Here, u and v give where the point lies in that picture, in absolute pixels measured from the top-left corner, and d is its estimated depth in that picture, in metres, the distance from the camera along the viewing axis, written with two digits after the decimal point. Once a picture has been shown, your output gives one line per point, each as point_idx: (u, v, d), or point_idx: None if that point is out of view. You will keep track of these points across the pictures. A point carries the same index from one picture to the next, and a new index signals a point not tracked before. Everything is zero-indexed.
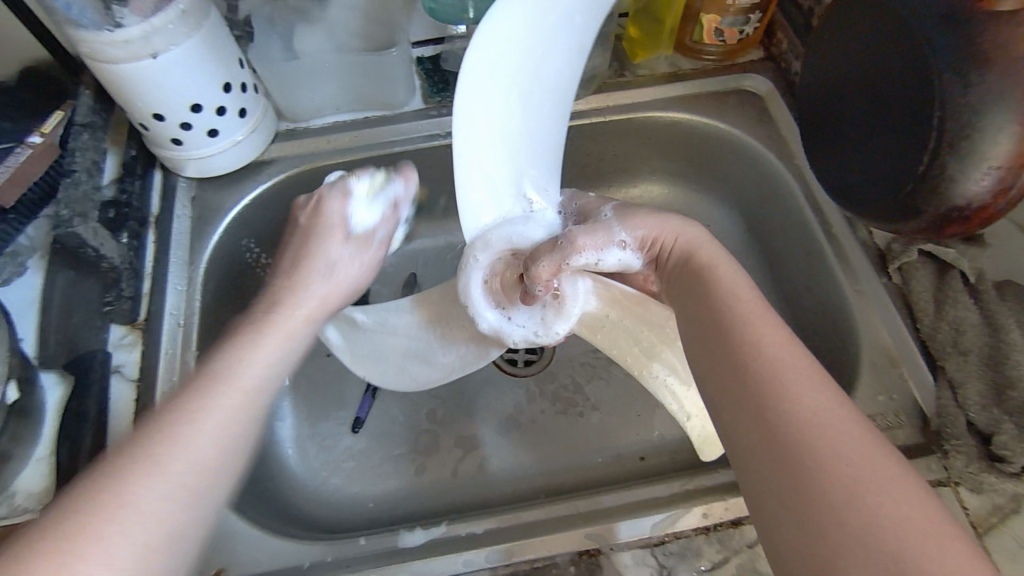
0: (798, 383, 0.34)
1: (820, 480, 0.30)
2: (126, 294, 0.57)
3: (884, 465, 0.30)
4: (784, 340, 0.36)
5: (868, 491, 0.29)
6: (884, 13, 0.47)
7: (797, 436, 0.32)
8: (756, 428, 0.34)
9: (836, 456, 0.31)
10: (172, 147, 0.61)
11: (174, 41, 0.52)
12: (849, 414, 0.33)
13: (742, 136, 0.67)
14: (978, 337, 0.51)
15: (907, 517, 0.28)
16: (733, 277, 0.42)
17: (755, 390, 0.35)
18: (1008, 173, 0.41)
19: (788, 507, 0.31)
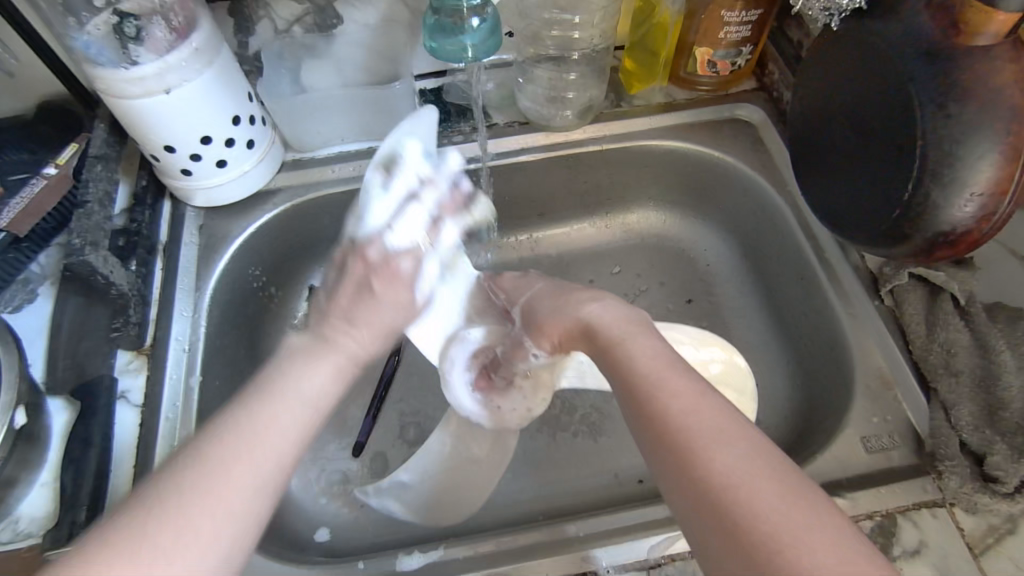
0: (710, 436, 0.36)
1: (745, 536, 0.32)
2: (132, 320, 0.58)
3: (797, 508, 0.33)
4: (692, 401, 0.38)
5: (787, 537, 0.31)
6: (863, 48, 0.49)
7: (718, 493, 0.34)
8: (685, 489, 0.35)
9: (753, 510, 0.32)
10: (182, 177, 0.63)
11: (187, 77, 0.55)
12: (753, 456, 0.35)
13: (735, 164, 0.69)
14: (970, 359, 0.52)
15: (826, 561, 0.31)
16: (648, 343, 0.43)
17: (674, 448, 0.36)
18: (991, 200, 0.43)
19: (727, 564, 0.32)
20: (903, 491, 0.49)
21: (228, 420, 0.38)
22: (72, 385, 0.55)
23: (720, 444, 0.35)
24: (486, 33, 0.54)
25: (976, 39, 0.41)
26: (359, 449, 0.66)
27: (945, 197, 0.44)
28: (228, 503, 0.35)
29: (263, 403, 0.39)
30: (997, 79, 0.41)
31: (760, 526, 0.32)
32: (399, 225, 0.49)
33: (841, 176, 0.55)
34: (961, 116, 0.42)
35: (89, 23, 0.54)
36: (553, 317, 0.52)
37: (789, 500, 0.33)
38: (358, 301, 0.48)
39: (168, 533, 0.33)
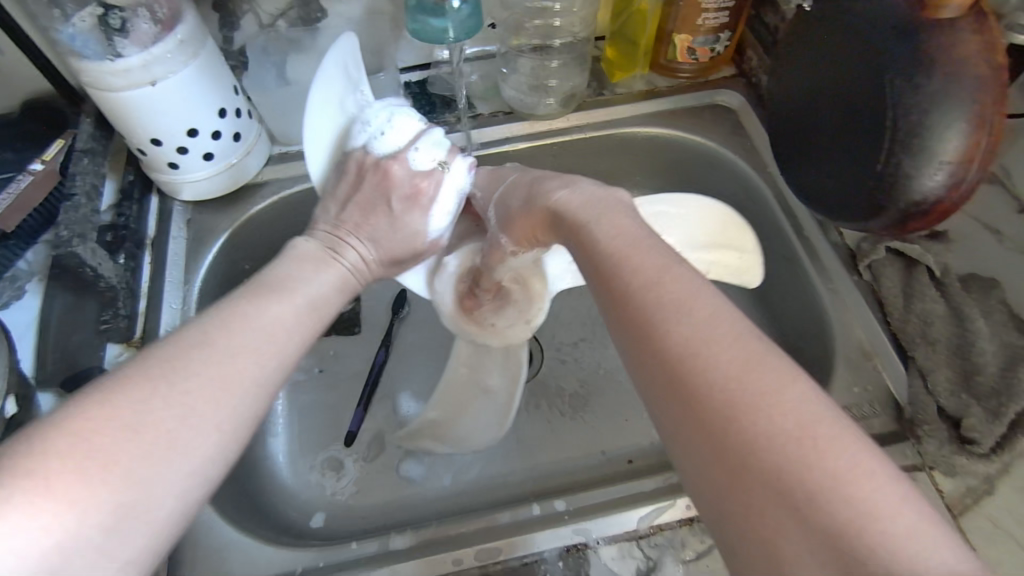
0: (707, 336, 0.30)
1: (754, 444, 0.27)
2: (122, 313, 0.59)
3: (816, 413, 0.27)
4: (661, 274, 0.34)
5: (749, 402, 0.28)
6: (836, 24, 0.51)
7: (677, 365, 0.30)
8: (647, 363, 0.32)
9: (708, 376, 0.29)
10: (169, 171, 0.63)
11: (172, 69, 0.55)
12: (716, 322, 0.31)
13: (716, 147, 0.70)
14: (946, 328, 0.53)
15: (782, 427, 0.27)
16: (624, 231, 0.40)
17: (637, 327, 0.33)
18: (959, 168, 0.44)
19: (688, 442, 0.29)
20: (884, 457, 0.51)
21: (161, 359, 0.33)
22: (62, 378, 0.55)
23: (717, 343, 0.30)
24: (465, 15, 0.55)
25: (942, 12, 0.42)
26: (350, 439, 0.66)
27: (917, 167, 0.46)
28: (158, 457, 0.30)
29: (222, 346, 0.36)
30: (962, 50, 0.42)
31: (720, 397, 0.28)
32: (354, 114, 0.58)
33: (818, 153, 0.56)
34: (929, 87, 0.43)
35: (74, 15, 0.54)
36: (523, 208, 0.52)
37: (746, 366, 0.29)
38: (378, 220, 0.55)
39: (90, 490, 0.28)
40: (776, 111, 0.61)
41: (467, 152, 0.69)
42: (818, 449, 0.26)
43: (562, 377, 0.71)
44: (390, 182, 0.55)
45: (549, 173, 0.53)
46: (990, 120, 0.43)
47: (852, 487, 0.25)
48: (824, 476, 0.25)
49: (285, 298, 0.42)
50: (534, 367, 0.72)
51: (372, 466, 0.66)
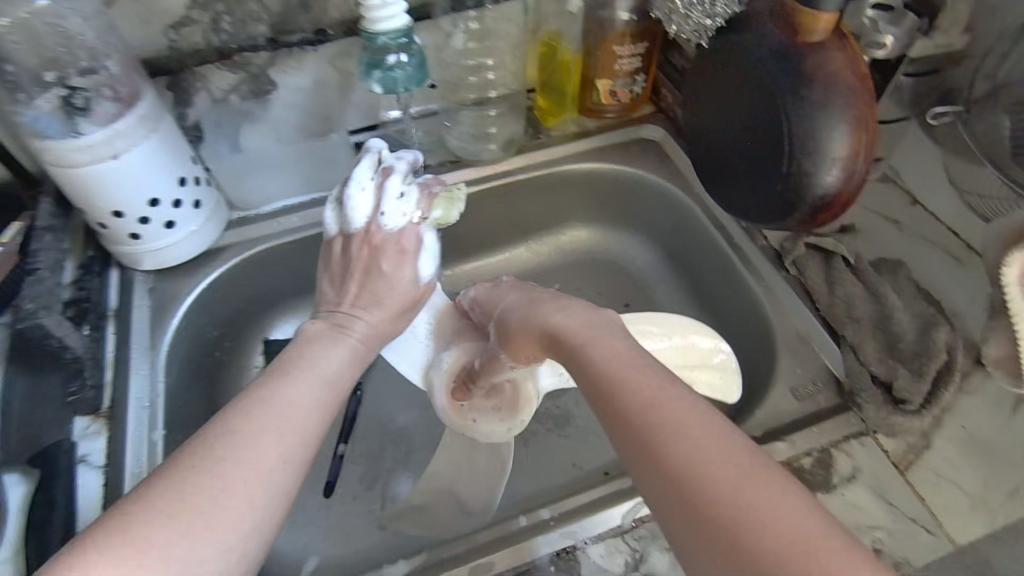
0: (695, 441, 0.33)
1: (759, 545, 0.29)
2: (89, 383, 0.60)
3: (811, 524, 0.30)
4: (653, 383, 0.38)
5: (761, 514, 0.30)
6: (730, 57, 0.59)
7: (680, 481, 0.32)
8: (652, 475, 0.34)
9: (713, 492, 0.31)
10: (130, 242, 0.65)
11: (134, 142, 0.58)
12: (715, 438, 0.33)
13: (645, 175, 0.77)
14: (867, 306, 0.60)
15: (790, 537, 0.29)
16: (607, 344, 0.44)
17: (637, 439, 0.35)
18: (849, 163, 0.52)
19: (690, 541, 0.31)
20: (833, 426, 0.55)
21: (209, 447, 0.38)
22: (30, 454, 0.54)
23: (707, 439, 0.33)
24: (415, 66, 0.59)
25: (811, 36, 0.51)
26: (328, 488, 0.68)
27: (816, 167, 0.53)
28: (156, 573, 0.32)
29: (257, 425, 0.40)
30: (832, 65, 0.51)
31: (731, 507, 0.30)
32: (359, 207, 0.59)
33: (732, 167, 0.63)
34: (812, 98, 0.52)
35: (36, 99, 0.56)
36: (519, 328, 0.54)
37: (746, 484, 0.31)
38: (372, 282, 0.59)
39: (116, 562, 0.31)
40: (696, 140, 0.69)
41: None
42: (811, 552, 0.28)
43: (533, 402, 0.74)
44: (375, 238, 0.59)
45: (543, 294, 0.56)
46: (865, 120, 0.51)
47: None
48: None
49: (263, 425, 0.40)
50: None
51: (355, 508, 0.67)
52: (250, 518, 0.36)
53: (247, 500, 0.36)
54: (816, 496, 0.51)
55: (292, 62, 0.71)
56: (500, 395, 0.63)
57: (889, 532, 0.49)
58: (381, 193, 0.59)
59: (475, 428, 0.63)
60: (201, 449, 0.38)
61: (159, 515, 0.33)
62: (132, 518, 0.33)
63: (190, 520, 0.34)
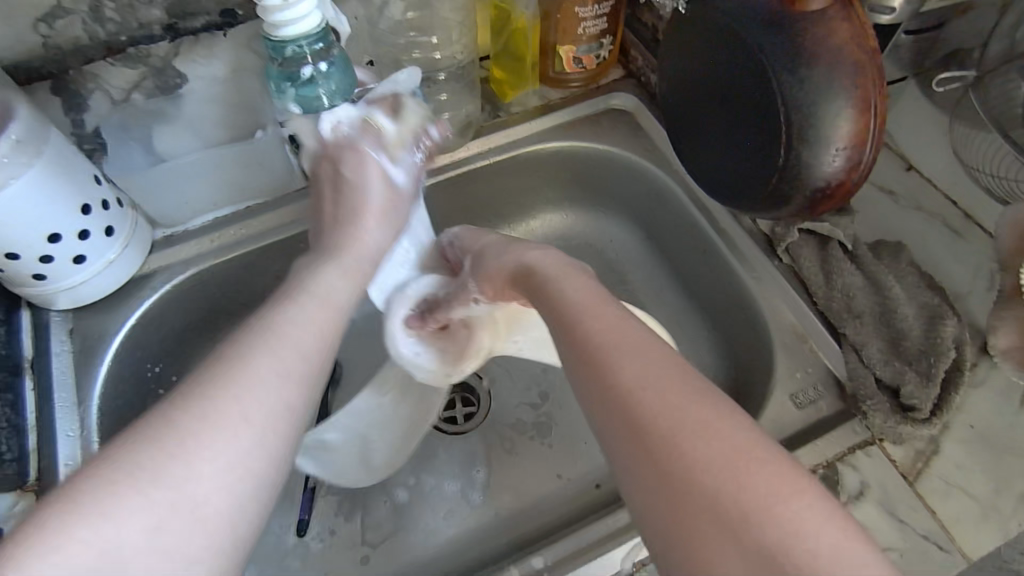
0: (646, 372, 0.34)
1: (705, 473, 0.30)
2: (7, 457, 0.52)
3: (762, 456, 0.30)
4: (613, 322, 0.38)
5: (702, 436, 0.31)
6: (714, 25, 0.50)
7: (625, 403, 0.33)
8: (603, 395, 0.35)
9: (652, 413, 0.32)
10: (35, 283, 0.56)
11: (12, 175, 0.49)
12: (665, 362, 0.35)
13: (618, 150, 0.69)
14: (867, 298, 0.55)
15: (723, 455, 0.30)
16: (571, 284, 0.43)
17: (589, 361, 0.36)
18: (853, 151, 0.45)
19: (626, 457, 0.32)
20: (837, 438, 0.51)
21: (161, 420, 0.33)
22: None
23: (650, 372, 0.34)
24: (337, 74, 0.53)
25: (809, 3, 0.44)
26: (302, 528, 0.61)
27: (815, 157, 0.46)
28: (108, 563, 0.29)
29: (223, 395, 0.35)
30: (833, 40, 0.44)
31: (677, 425, 0.31)
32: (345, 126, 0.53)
33: (716, 150, 0.56)
34: (812, 79, 0.44)
35: None
36: (496, 266, 0.52)
37: (699, 418, 0.32)
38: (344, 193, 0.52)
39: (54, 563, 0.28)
40: (670, 115, 0.61)
41: None
42: (740, 472, 0.30)
43: (513, 411, 0.68)
44: (362, 169, 0.52)
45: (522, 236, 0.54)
46: (873, 103, 0.44)
47: (771, 507, 0.29)
48: (756, 500, 0.29)
49: (232, 406, 0.34)
50: (483, 406, 0.68)
51: (333, 548, 0.60)
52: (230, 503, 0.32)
53: (202, 488, 0.32)
54: None
55: (201, 49, 0.62)
56: (454, 338, 0.60)
57: (900, 552, 0.47)
58: (377, 134, 0.53)
59: (420, 363, 0.60)
60: (181, 419, 0.33)
61: (96, 503, 0.30)
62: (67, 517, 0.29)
63: (181, 462, 0.32)
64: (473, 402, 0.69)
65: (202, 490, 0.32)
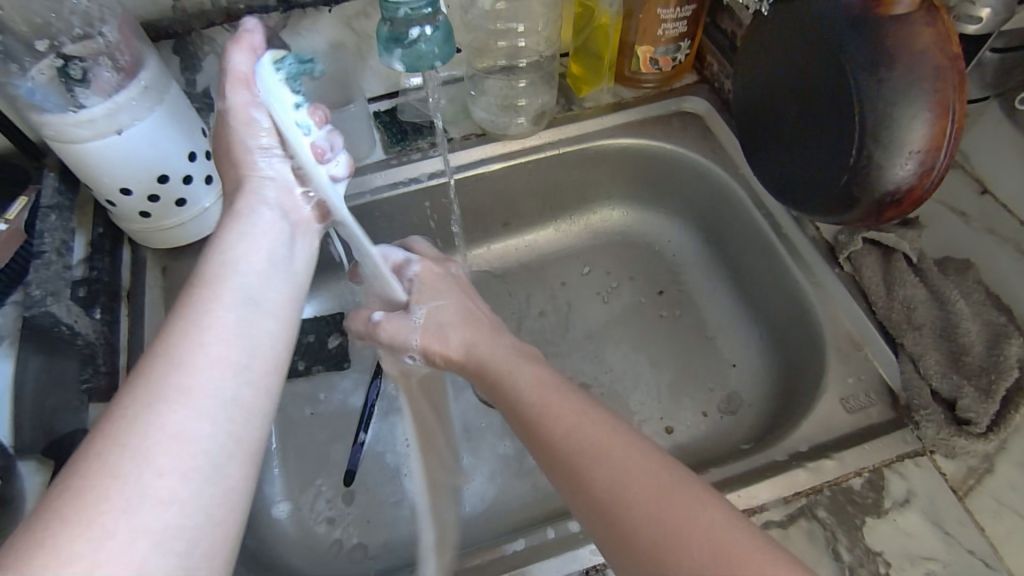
0: (618, 476, 0.36)
1: (686, 563, 0.32)
2: (102, 370, 0.57)
3: (733, 538, 0.33)
4: (575, 422, 0.40)
5: (669, 516, 0.34)
6: (799, 28, 0.52)
7: (608, 508, 0.36)
8: (585, 507, 0.37)
9: (635, 515, 0.35)
10: (140, 220, 0.61)
11: (138, 116, 0.54)
12: (636, 458, 0.37)
13: (685, 150, 0.71)
14: (930, 311, 0.55)
15: (703, 548, 0.32)
16: (527, 378, 0.45)
17: (564, 465, 0.39)
18: (928, 156, 0.46)
19: (617, 556, 0.35)
20: (887, 445, 0.51)
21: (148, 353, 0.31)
22: (45, 444, 0.51)
23: (625, 471, 0.36)
24: (441, 39, 0.55)
25: (895, 8, 0.45)
26: (348, 479, 0.61)
27: (888, 160, 0.47)
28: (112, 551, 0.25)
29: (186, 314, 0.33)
30: (918, 43, 0.45)
31: (644, 513, 0.34)
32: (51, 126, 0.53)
33: (789, 151, 0.57)
34: (891, 82, 0.45)
35: (32, 68, 0.52)
36: (440, 339, 0.52)
37: (670, 505, 0.34)
38: None
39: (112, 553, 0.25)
40: (747, 117, 0.62)
41: (445, 176, 0.69)
42: (701, 543, 0.33)
43: None
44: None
45: (478, 308, 0.54)
46: (952, 108, 0.45)
47: (738, 566, 0.32)
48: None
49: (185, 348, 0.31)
50: None
51: (374, 499, 0.61)
52: (192, 486, 0.28)
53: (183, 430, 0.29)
54: (867, 520, 0.48)
55: (307, 23, 0.65)
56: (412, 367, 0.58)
57: (945, 564, 0.46)
58: None
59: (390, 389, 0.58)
60: (154, 363, 0.30)
61: (84, 500, 0.26)
62: (54, 528, 0.25)
63: (158, 435, 0.28)
64: None
65: (185, 456, 0.28)
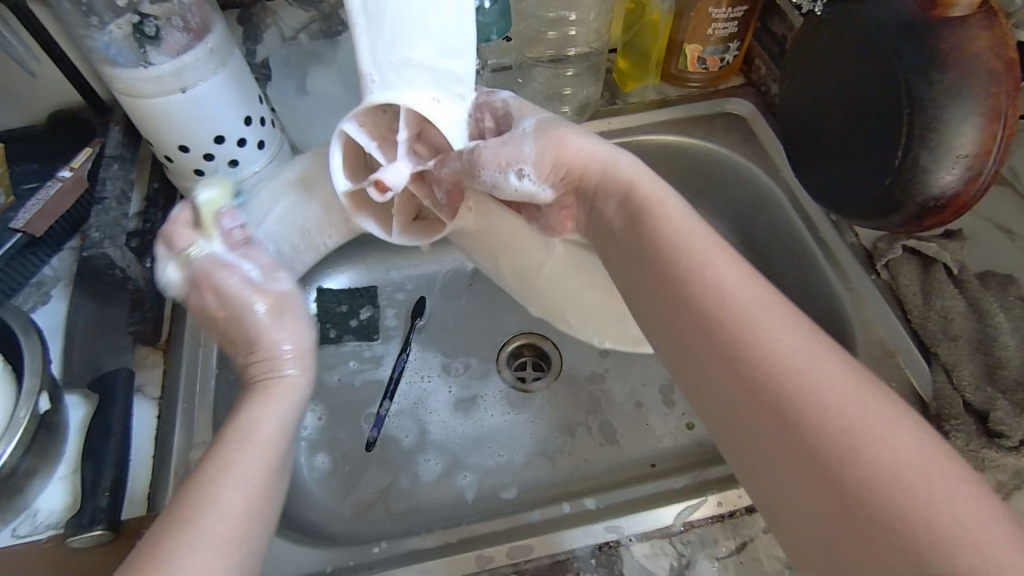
0: (775, 351, 0.34)
1: (858, 478, 0.30)
2: (149, 316, 0.58)
3: (908, 448, 0.31)
4: (732, 282, 0.37)
5: (821, 411, 0.32)
6: (861, 26, 0.51)
7: (756, 383, 0.34)
8: (715, 377, 0.36)
9: (798, 401, 0.33)
10: (194, 178, 0.63)
11: (202, 77, 0.56)
12: (795, 332, 0.35)
13: (727, 153, 0.71)
14: (966, 323, 0.54)
15: (874, 456, 0.30)
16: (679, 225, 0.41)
17: (696, 323, 0.37)
18: (976, 161, 0.45)
19: (765, 430, 0.34)
20: None
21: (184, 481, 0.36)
22: (88, 379, 0.55)
23: (780, 341, 0.34)
24: (494, 14, 0.58)
25: (951, 11, 0.45)
26: (371, 443, 0.62)
27: (935, 162, 0.47)
28: None
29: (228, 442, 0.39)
30: (972, 47, 0.45)
31: (796, 406, 0.33)
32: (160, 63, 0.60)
33: (837, 151, 0.56)
34: (943, 82, 0.45)
35: (110, 24, 0.55)
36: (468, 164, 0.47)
37: (840, 402, 0.32)
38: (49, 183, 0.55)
39: None
40: (790, 118, 0.63)
41: None
42: (850, 433, 0.31)
43: (579, 378, 0.67)
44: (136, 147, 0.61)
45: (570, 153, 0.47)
46: (1004, 113, 0.44)
47: (892, 468, 0.30)
48: (899, 497, 0.30)
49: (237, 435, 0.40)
50: (552, 371, 0.69)
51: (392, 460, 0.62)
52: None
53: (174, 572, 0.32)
54: None
55: None
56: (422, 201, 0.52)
57: None
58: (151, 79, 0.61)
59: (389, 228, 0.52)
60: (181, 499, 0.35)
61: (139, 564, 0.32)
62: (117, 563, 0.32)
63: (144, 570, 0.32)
64: (543, 368, 0.69)
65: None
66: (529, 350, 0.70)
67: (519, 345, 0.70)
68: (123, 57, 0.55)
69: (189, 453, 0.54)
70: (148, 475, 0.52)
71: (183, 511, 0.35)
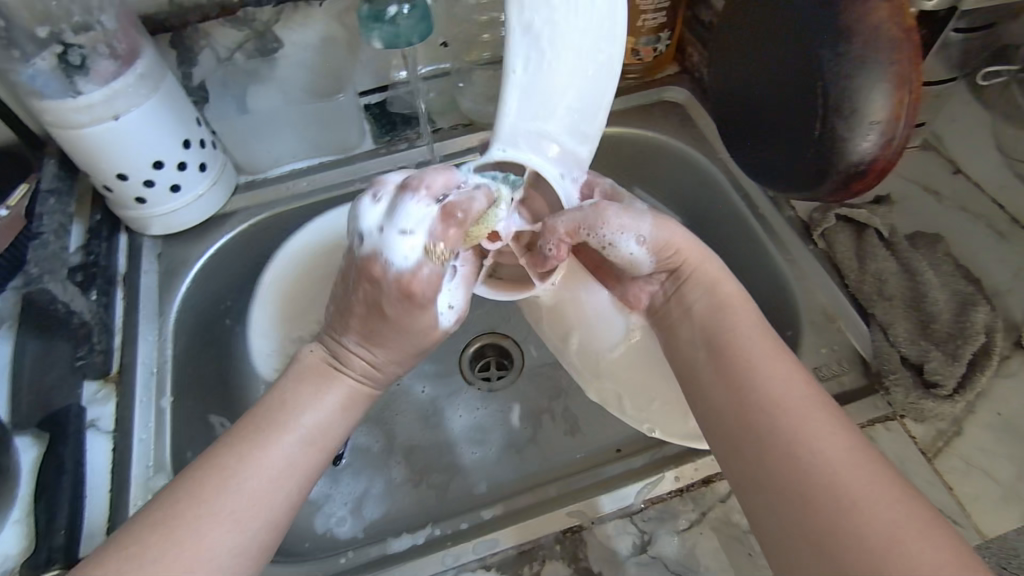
0: (775, 387, 0.40)
1: (812, 487, 0.35)
2: (98, 347, 0.58)
3: (866, 475, 0.35)
4: (754, 332, 0.44)
5: (791, 430, 0.38)
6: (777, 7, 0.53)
7: (745, 407, 0.40)
8: (721, 396, 0.42)
9: (774, 422, 0.39)
10: (137, 205, 0.63)
11: (134, 103, 0.56)
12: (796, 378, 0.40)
13: (666, 139, 0.73)
14: (899, 283, 0.57)
15: (824, 470, 0.36)
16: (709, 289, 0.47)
17: (715, 353, 0.44)
18: (888, 126, 0.47)
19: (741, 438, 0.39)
20: (859, 410, 0.53)
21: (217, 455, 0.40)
22: (39, 418, 0.54)
23: (780, 377, 0.41)
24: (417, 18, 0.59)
25: None
26: (337, 456, 0.62)
27: (851, 131, 0.49)
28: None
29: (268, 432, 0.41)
30: (874, 17, 0.46)
31: (775, 425, 0.38)
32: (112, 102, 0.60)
33: (764, 128, 0.59)
34: (850, 54, 0.47)
35: (34, 56, 0.54)
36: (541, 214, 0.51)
37: (809, 427, 0.38)
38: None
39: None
40: (722, 101, 0.65)
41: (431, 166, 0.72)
42: (812, 449, 0.37)
43: (540, 371, 0.68)
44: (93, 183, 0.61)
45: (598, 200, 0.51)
46: (910, 78, 0.46)
47: (841, 482, 0.35)
48: (840, 504, 0.34)
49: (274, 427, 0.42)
50: (515, 367, 0.70)
51: (359, 470, 0.62)
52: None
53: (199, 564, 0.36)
54: None
55: (298, 18, 0.68)
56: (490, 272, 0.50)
57: None
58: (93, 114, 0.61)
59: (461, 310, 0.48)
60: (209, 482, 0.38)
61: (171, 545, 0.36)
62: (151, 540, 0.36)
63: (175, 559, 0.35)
64: (506, 365, 0.70)
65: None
66: (490, 349, 0.71)
67: (480, 346, 0.71)
68: (52, 87, 0.54)
69: (150, 483, 0.54)
70: (107, 508, 0.52)
71: (199, 494, 0.37)
